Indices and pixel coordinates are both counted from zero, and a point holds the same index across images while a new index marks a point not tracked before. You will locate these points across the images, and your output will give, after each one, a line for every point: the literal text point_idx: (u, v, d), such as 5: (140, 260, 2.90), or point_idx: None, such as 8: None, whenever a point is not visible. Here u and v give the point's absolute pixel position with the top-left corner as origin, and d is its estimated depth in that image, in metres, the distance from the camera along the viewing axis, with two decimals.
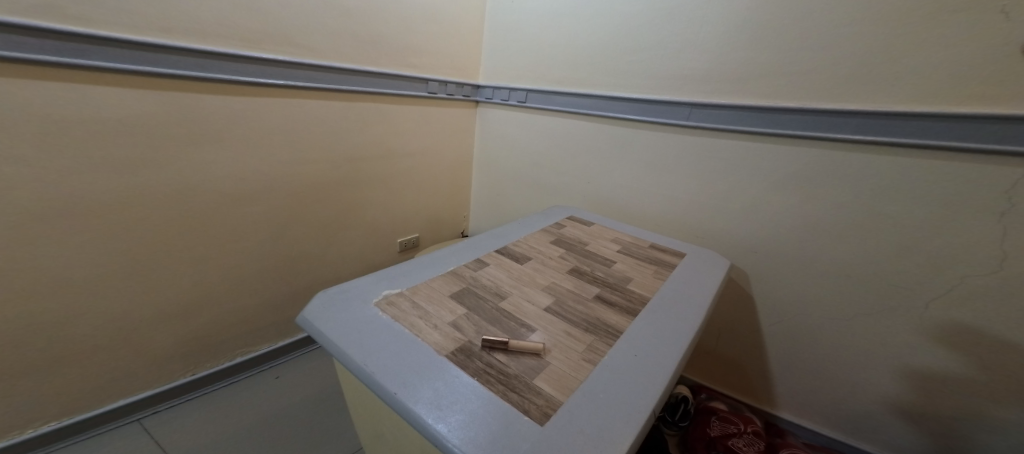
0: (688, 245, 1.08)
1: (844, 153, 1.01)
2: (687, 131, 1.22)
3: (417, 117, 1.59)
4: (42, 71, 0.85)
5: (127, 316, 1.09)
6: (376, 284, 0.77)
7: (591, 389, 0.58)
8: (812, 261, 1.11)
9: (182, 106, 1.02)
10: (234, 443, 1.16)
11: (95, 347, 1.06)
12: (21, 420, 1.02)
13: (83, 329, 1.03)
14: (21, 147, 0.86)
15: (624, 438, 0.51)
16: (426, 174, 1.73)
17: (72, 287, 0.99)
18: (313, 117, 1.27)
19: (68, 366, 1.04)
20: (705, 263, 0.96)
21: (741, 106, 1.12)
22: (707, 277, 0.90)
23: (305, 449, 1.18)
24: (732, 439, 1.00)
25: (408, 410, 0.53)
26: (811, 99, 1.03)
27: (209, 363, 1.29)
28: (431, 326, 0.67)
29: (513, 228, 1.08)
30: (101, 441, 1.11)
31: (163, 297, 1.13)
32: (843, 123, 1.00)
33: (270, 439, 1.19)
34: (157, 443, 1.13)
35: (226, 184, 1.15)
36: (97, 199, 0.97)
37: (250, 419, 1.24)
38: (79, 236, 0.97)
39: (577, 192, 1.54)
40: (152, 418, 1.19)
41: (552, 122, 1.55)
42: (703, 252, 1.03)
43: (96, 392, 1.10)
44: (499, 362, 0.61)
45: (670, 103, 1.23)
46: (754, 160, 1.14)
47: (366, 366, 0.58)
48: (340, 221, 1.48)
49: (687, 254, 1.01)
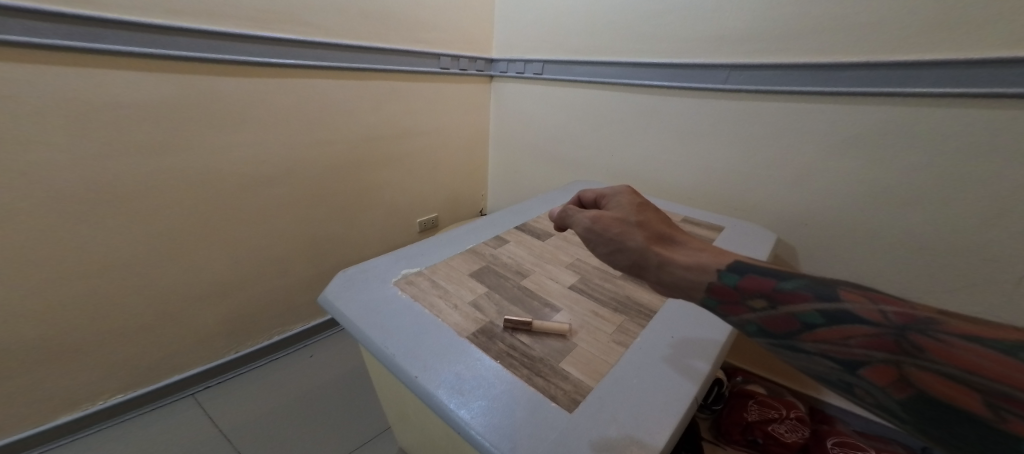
0: (727, 218, 1.01)
1: (912, 110, 0.88)
2: (723, 96, 1.13)
3: (431, 94, 1.54)
4: (61, 57, 0.82)
5: (164, 300, 1.10)
6: (395, 264, 0.75)
7: (623, 374, 0.54)
8: (861, 238, 1.01)
9: (197, 89, 1.00)
10: (275, 420, 1.18)
11: (138, 329, 1.08)
12: (78, 398, 1.05)
13: (125, 311, 1.05)
14: (49, 133, 0.84)
15: (662, 427, 0.47)
16: (442, 153, 1.70)
17: (114, 270, 1.00)
18: (326, 96, 1.24)
19: (115, 347, 1.06)
20: (748, 237, 0.90)
21: (787, 64, 1.01)
22: (749, 251, 0.84)
23: (342, 425, 1.19)
24: (773, 424, 0.97)
25: (428, 395, 0.51)
26: (877, 51, 0.90)
27: (246, 343, 1.32)
28: (451, 306, 0.65)
29: (533, 204, 1.04)
30: (154, 416, 1.15)
31: (197, 280, 1.14)
32: (917, 76, 0.87)
33: (309, 416, 1.20)
34: (209, 415, 1.17)
35: (247, 167, 1.14)
36: (129, 183, 0.96)
37: (287, 397, 1.26)
38: (110, 223, 0.96)
39: (600, 165, 1.48)
40: (205, 392, 1.24)
41: (572, 94, 1.48)
42: (745, 225, 0.96)
43: (144, 372, 1.13)
44: (522, 345, 0.58)
45: (704, 67, 1.14)
46: (800, 126, 1.03)
47: (386, 347, 0.56)
48: (360, 201, 1.46)
49: (725, 228, 0.95)
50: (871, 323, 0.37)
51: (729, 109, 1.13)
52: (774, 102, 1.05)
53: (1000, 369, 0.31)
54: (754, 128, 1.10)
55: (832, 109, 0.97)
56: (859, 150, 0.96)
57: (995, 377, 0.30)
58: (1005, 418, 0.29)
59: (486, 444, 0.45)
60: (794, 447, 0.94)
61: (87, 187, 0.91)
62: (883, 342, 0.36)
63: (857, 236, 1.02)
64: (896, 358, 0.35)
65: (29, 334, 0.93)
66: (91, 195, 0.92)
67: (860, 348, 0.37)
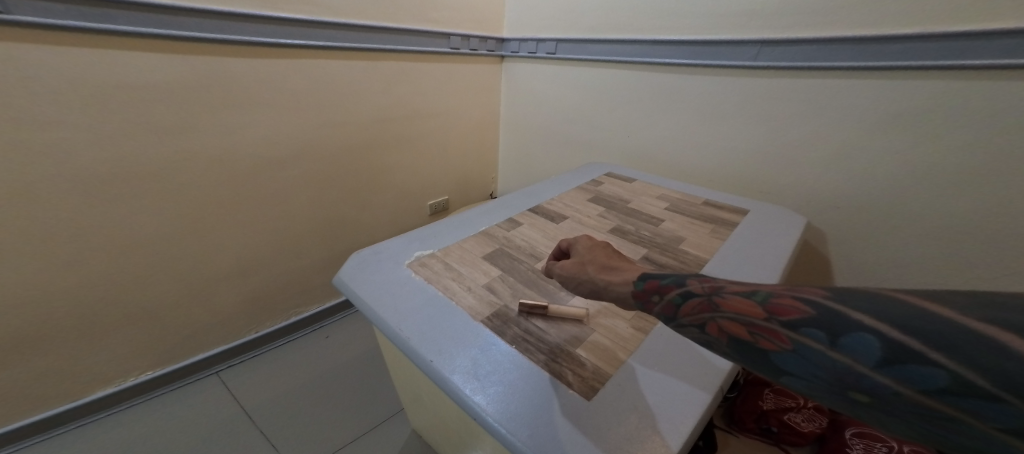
0: (751, 201, 0.98)
1: (960, 86, 0.83)
2: (752, 73, 1.08)
3: (442, 75, 1.51)
4: (74, 38, 0.81)
5: (185, 281, 1.12)
6: (408, 246, 0.74)
7: (642, 361, 0.53)
8: (895, 223, 0.97)
9: (210, 71, 0.98)
10: (294, 399, 1.20)
11: (161, 310, 1.10)
12: (108, 375, 1.08)
13: (149, 292, 1.06)
14: (68, 114, 0.84)
15: (684, 417, 0.45)
16: (453, 135, 1.67)
17: (136, 252, 1.01)
18: (337, 77, 1.22)
19: (139, 327, 1.08)
20: (774, 221, 0.87)
21: (821, 39, 0.95)
22: (775, 235, 0.81)
23: (360, 404, 1.21)
24: (788, 413, 0.96)
25: (444, 380, 0.50)
26: (924, 22, 0.84)
27: (264, 324, 1.34)
28: (465, 289, 0.64)
29: (546, 186, 1.01)
30: (180, 394, 1.18)
31: (215, 262, 1.15)
32: (970, 49, 0.81)
33: (327, 395, 1.23)
34: (233, 393, 1.20)
35: (260, 149, 1.13)
36: (147, 164, 0.96)
37: (306, 377, 1.28)
38: (131, 205, 0.97)
39: (615, 147, 1.45)
40: (228, 370, 1.27)
41: (586, 74, 1.43)
42: (772, 207, 0.93)
43: (168, 351, 1.16)
44: (538, 330, 0.57)
45: (733, 43, 1.09)
46: (834, 106, 0.98)
47: (401, 330, 0.55)
48: (371, 184, 1.45)
49: (750, 211, 0.92)
50: (696, 294, 0.40)
51: (757, 88, 1.08)
52: (807, 80, 1.00)
53: (747, 308, 0.35)
54: (783, 108, 1.05)
55: (871, 86, 0.92)
56: (902, 130, 0.91)
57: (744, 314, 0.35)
58: (760, 340, 0.34)
59: (503, 431, 0.44)
60: (811, 436, 0.94)
61: (106, 169, 0.91)
62: (704, 305, 0.39)
63: (890, 221, 0.98)
64: (709, 316, 0.38)
65: (55, 314, 0.95)
66: (111, 176, 0.92)
67: (689, 315, 0.39)
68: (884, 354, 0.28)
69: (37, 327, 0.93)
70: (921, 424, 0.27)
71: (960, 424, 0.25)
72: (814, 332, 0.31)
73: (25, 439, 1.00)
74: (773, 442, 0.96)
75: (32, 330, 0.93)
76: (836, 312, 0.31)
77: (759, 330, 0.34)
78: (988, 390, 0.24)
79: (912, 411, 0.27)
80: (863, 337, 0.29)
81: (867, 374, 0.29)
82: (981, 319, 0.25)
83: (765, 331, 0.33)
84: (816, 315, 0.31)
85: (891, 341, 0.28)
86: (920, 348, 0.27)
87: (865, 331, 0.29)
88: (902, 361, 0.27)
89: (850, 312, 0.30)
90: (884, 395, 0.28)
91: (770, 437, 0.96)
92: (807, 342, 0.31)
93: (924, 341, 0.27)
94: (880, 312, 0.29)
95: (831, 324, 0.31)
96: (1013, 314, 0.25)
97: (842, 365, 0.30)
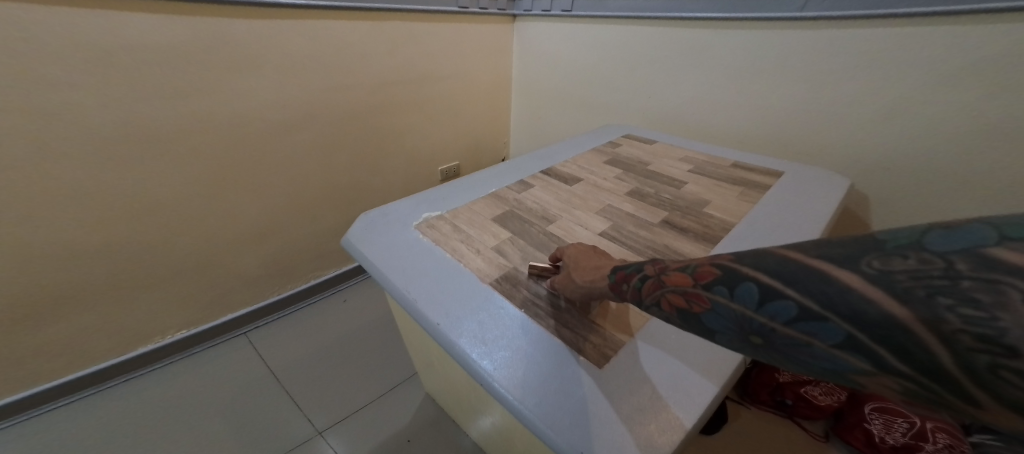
0: (785, 162, 0.92)
1: None
2: (795, 27, 0.97)
3: (450, 36, 1.44)
4: None
5: (204, 246, 1.13)
6: (416, 207, 0.72)
7: (659, 328, 0.50)
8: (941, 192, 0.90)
9: (211, 32, 0.94)
10: (315, 359, 1.23)
11: (183, 274, 1.12)
12: (140, 336, 1.12)
13: (171, 256, 1.08)
14: (76, 78, 0.82)
15: (702, 389, 0.43)
16: (463, 99, 1.62)
17: (156, 218, 1.02)
18: (342, 37, 1.16)
19: (164, 290, 1.11)
20: (809, 184, 0.81)
21: None
22: (811, 198, 0.76)
23: (378, 365, 1.24)
24: (806, 387, 0.93)
25: (451, 344, 0.48)
26: None
27: (282, 288, 1.36)
28: (474, 251, 0.61)
29: (559, 149, 0.97)
30: (209, 354, 1.23)
31: (232, 227, 1.16)
32: None
33: (346, 356, 1.25)
34: (258, 353, 1.24)
35: (268, 113, 1.10)
36: (160, 129, 0.95)
37: (324, 339, 1.30)
38: (147, 171, 0.96)
39: (634, 109, 1.38)
40: (255, 331, 1.31)
41: (604, 32, 1.35)
42: (809, 171, 0.86)
43: (193, 314, 1.19)
44: (548, 294, 0.54)
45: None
46: (886, 62, 0.87)
47: (408, 292, 0.54)
48: (382, 148, 1.42)
49: (785, 174, 0.86)
50: (647, 275, 0.37)
51: (800, 44, 0.97)
52: (860, 31, 0.88)
53: (678, 277, 0.33)
54: (823, 66, 0.95)
55: (934, 36, 0.81)
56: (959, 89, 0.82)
57: (675, 285, 0.33)
58: (693, 306, 0.31)
59: (510, 398, 0.43)
60: (828, 409, 0.92)
61: (116, 133, 0.89)
62: (653, 284, 0.36)
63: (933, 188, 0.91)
64: (656, 292, 0.35)
65: (81, 278, 0.96)
66: (121, 139, 0.90)
67: (644, 295, 0.37)
68: (762, 297, 0.27)
69: (63, 291, 0.95)
70: (803, 359, 0.26)
71: (817, 352, 0.25)
72: (720, 289, 0.29)
73: (64, 397, 1.05)
74: (787, 415, 0.97)
75: (59, 294, 0.95)
76: (731, 264, 0.29)
77: (690, 297, 0.32)
78: (822, 314, 0.24)
79: (789, 345, 0.26)
80: (747, 284, 0.28)
81: (756, 319, 0.27)
82: (816, 256, 0.25)
83: (692, 296, 0.31)
84: (720, 273, 0.29)
85: (763, 283, 0.27)
86: (777, 284, 0.26)
87: (748, 279, 0.28)
88: (773, 298, 0.26)
89: (738, 263, 0.29)
90: (769, 335, 0.27)
91: (784, 410, 0.97)
92: (717, 299, 0.29)
93: (778, 278, 0.26)
94: (754, 259, 0.28)
95: (730, 278, 0.29)
96: (842, 248, 0.25)
97: (740, 314, 0.28)
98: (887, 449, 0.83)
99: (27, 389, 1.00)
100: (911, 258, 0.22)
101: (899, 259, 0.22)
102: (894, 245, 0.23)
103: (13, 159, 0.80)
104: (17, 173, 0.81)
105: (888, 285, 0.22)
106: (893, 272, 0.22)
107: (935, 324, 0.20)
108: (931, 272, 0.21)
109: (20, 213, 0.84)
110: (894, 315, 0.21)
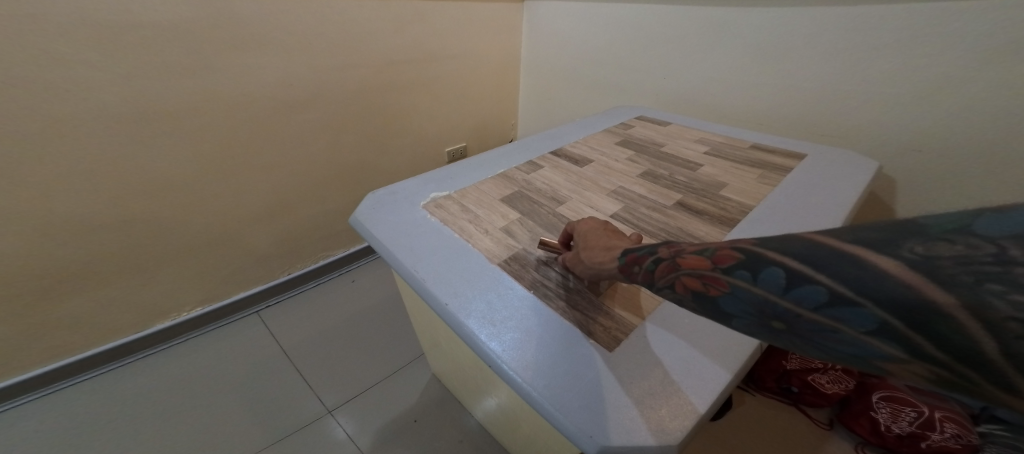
0: (806, 144, 0.89)
1: None
2: (823, 3, 0.92)
3: (459, 13, 1.40)
4: None
5: (216, 225, 1.13)
6: (424, 187, 0.70)
7: (672, 312, 0.49)
8: (968, 178, 0.87)
9: (218, 8, 0.92)
10: (325, 338, 1.25)
11: (195, 253, 1.13)
12: (155, 313, 1.14)
13: (184, 235, 1.09)
14: (84, 54, 0.81)
15: (715, 374, 0.42)
16: (471, 79, 1.59)
17: (167, 197, 1.02)
18: (351, 13, 1.14)
19: (178, 268, 1.12)
20: (831, 167, 0.79)
21: None
22: (832, 181, 0.74)
23: (388, 345, 1.25)
24: (814, 374, 0.92)
25: (459, 324, 0.48)
26: None
27: (292, 268, 1.37)
28: (482, 231, 0.61)
29: (570, 129, 0.95)
30: (222, 331, 1.25)
31: (242, 206, 1.16)
32: None
33: (355, 336, 1.27)
34: (270, 331, 1.26)
35: (276, 92, 1.09)
36: (169, 107, 0.94)
37: (334, 319, 1.32)
38: (158, 149, 0.96)
39: (647, 90, 1.34)
40: (267, 310, 1.33)
41: (617, 9, 1.30)
42: (831, 154, 0.84)
43: (206, 292, 1.21)
44: (558, 276, 0.54)
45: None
46: (916, 40, 0.84)
47: (416, 271, 0.53)
48: (390, 128, 1.41)
49: (806, 156, 0.83)
50: (661, 259, 0.35)
51: (828, 21, 0.93)
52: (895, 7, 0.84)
53: (693, 260, 0.32)
54: (850, 43, 0.91)
55: (968, 12, 0.78)
56: (995, 70, 0.78)
57: (691, 267, 0.32)
58: (709, 289, 0.30)
59: (519, 379, 0.42)
60: (834, 397, 0.91)
61: (127, 111, 0.89)
62: (666, 267, 0.34)
63: (959, 174, 0.88)
64: (670, 275, 0.34)
65: (98, 255, 0.98)
66: (131, 117, 0.90)
67: (656, 278, 0.35)
68: (788, 282, 0.25)
69: (80, 268, 0.97)
70: (827, 344, 0.25)
71: (843, 337, 0.24)
72: (741, 273, 0.28)
73: (85, 370, 1.08)
74: (791, 402, 0.96)
75: (77, 271, 0.97)
76: (755, 249, 0.28)
77: (707, 280, 0.30)
78: (856, 299, 0.23)
79: (813, 330, 0.25)
80: (772, 268, 0.26)
81: (780, 303, 0.26)
82: (851, 241, 0.24)
83: (709, 279, 0.30)
84: (742, 257, 0.28)
85: (793, 268, 0.25)
86: (807, 269, 0.25)
87: (774, 264, 0.26)
88: (801, 284, 0.25)
89: (763, 248, 0.27)
90: (791, 320, 0.26)
91: (789, 397, 0.96)
92: (737, 282, 0.28)
93: (807, 263, 0.25)
94: (781, 245, 0.27)
95: (755, 262, 0.27)
96: (879, 235, 0.23)
97: (762, 299, 0.27)
98: (892, 438, 0.83)
99: (50, 362, 1.03)
100: (959, 244, 0.20)
101: (946, 245, 0.21)
102: (939, 230, 0.22)
103: (25, 136, 0.80)
104: (31, 150, 0.82)
105: (929, 270, 0.20)
106: (938, 257, 0.21)
107: (980, 310, 0.19)
108: (978, 257, 0.19)
109: (34, 190, 0.85)
110: (934, 299, 0.20)
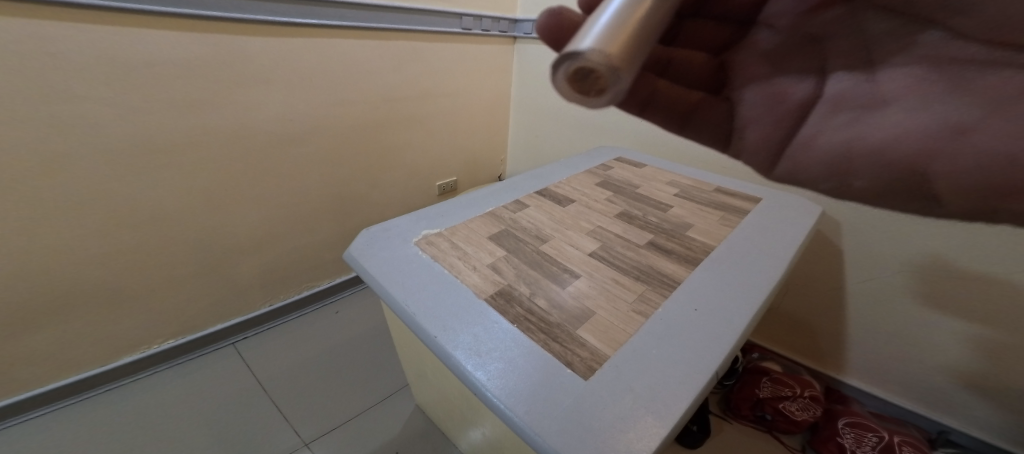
0: (763, 188, 0.96)
1: None
2: None
3: (452, 55, 1.49)
4: (96, 15, 0.80)
5: (202, 254, 1.14)
6: (416, 224, 0.74)
7: (642, 345, 0.53)
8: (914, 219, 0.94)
9: (227, 49, 0.98)
10: (306, 371, 1.24)
11: (179, 281, 1.13)
12: (133, 342, 1.13)
13: (170, 263, 1.09)
14: (94, 89, 0.85)
15: (680, 400, 0.46)
16: (463, 116, 1.66)
17: (156, 225, 1.03)
18: (349, 56, 1.21)
19: (160, 295, 1.12)
20: (792, 211, 0.85)
21: None
22: (789, 225, 0.80)
23: (369, 377, 1.24)
24: (785, 402, 0.95)
25: (447, 356, 0.50)
26: None
27: (275, 299, 1.37)
28: (470, 267, 0.64)
29: (555, 169, 1.01)
30: (200, 362, 1.23)
31: (229, 236, 1.17)
32: None
33: (337, 367, 1.26)
34: (248, 364, 1.24)
35: (275, 127, 1.13)
36: (167, 139, 0.97)
37: (317, 350, 1.31)
38: (152, 179, 0.98)
39: (627, 131, 1.43)
40: (245, 341, 1.32)
41: None
42: (787, 196, 0.91)
43: (187, 322, 1.20)
44: (540, 310, 0.57)
45: None
46: None
47: (408, 306, 0.56)
48: (383, 162, 1.46)
49: (762, 199, 0.90)
50: None
51: None
52: None
53: None
54: None
55: None
56: None
57: None
58: None
59: (502, 406, 0.45)
60: (804, 424, 0.94)
61: (127, 143, 0.92)
62: None
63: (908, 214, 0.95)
64: None
65: (80, 282, 0.98)
66: (131, 149, 0.93)
67: None
68: None
69: (60, 294, 0.96)
70: None
71: None
72: None
73: (53, 401, 1.05)
74: (767, 429, 0.99)
75: (57, 297, 0.96)
76: None
77: None
78: None
79: None
80: None
81: None
82: None
83: None
84: None
85: None
86: None
87: None
88: None
89: None
90: None
91: (763, 425, 0.99)
92: None
93: None
94: None
95: None
96: None
97: None
98: None
99: (19, 393, 1.00)
100: None
101: None
102: None
103: (25, 164, 0.82)
104: (32, 178, 0.84)
105: None
106: None
107: None
108: None
109: (28, 217, 0.86)
110: None
